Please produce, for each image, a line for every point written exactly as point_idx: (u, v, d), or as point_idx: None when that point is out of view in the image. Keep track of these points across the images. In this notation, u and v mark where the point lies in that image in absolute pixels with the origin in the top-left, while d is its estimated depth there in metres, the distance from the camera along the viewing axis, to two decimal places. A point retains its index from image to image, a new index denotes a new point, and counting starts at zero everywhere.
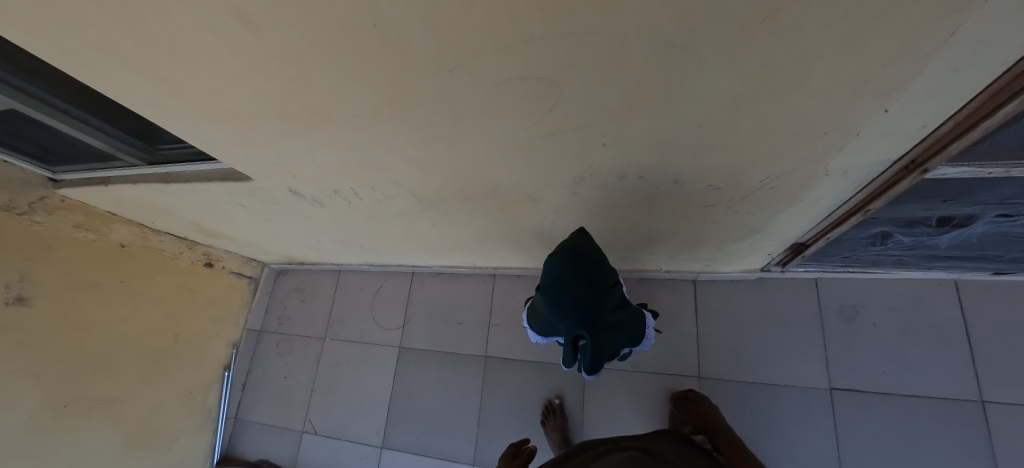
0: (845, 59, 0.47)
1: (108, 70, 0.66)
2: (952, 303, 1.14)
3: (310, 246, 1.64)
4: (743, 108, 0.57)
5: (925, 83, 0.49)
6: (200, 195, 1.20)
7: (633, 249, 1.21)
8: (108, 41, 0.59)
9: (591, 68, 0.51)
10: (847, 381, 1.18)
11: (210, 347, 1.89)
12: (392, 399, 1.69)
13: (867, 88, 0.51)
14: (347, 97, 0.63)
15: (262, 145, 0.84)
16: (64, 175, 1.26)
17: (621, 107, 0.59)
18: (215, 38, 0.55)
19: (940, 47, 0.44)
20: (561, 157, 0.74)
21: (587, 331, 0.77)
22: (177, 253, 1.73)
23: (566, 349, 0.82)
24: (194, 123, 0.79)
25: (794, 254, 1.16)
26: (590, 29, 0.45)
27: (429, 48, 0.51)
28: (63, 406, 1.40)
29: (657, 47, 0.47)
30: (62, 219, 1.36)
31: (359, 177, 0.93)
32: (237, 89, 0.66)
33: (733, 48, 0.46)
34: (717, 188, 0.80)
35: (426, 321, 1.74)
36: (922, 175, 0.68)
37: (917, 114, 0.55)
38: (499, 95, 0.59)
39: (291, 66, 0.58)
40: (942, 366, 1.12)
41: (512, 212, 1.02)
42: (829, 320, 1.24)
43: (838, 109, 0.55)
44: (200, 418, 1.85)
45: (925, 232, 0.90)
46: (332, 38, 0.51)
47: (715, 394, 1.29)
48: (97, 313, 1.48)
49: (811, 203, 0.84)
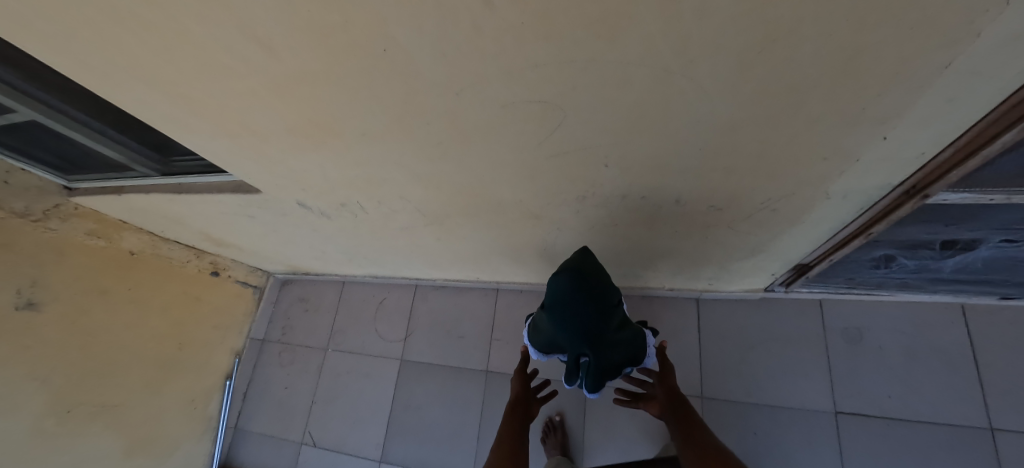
0: (842, 89, 0.48)
1: (128, 86, 0.68)
2: (959, 328, 1.13)
3: (315, 257, 1.65)
4: (742, 134, 0.58)
5: (921, 112, 0.50)
6: (209, 206, 1.22)
7: (635, 266, 1.21)
8: (131, 60, 0.61)
9: (593, 94, 0.53)
10: (852, 405, 1.17)
11: (213, 355, 1.89)
12: (393, 411, 1.68)
13: (865, 116, 0.52)
14: (358, 115, 0.65)
15: (272, 160, 0.86)
16: (78, 184, 1.29)
17: (622, 130, 0.60)
18: (234, 59, 0.57)
19: (935, 78, 0.45)
20: (564, 176, 0.75)
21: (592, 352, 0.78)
22: (184, 262, 1.75)
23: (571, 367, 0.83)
24: (208, 137, 0.81)
25: (798, 275, 1.15)
26: (594, 57, 0.47)
27: (437, 72, 0.53)
28: (66, 411, 1.40)
29: (657, 75, 0.49)
30: (74, 226, 1.38)
31: (366, 191, 0.95)
32: (252, 107, 0.68)
33: (730, 78, 0.48)
34: (720, 209, 0.81)
35: (427, 334, 1.74)
36: (923, 200, 0.68)
37: (917, 140, 0.56)
38: (504, 117, 0.60)
39: (304, 86, 0.60)
40: (949, 391, 1.10)
41: (516, 229, 1.03)
42: (833, 341, 1.23)
43: (837, 136, 0.56)
44: (200, 427, 1.85)
45: (929, 255, 0.90)
46: (346, 60, 0.53)
47: (718, 415, 1.28)
48: (104, 318, 1.50)
49: (813, 226, 0.84)
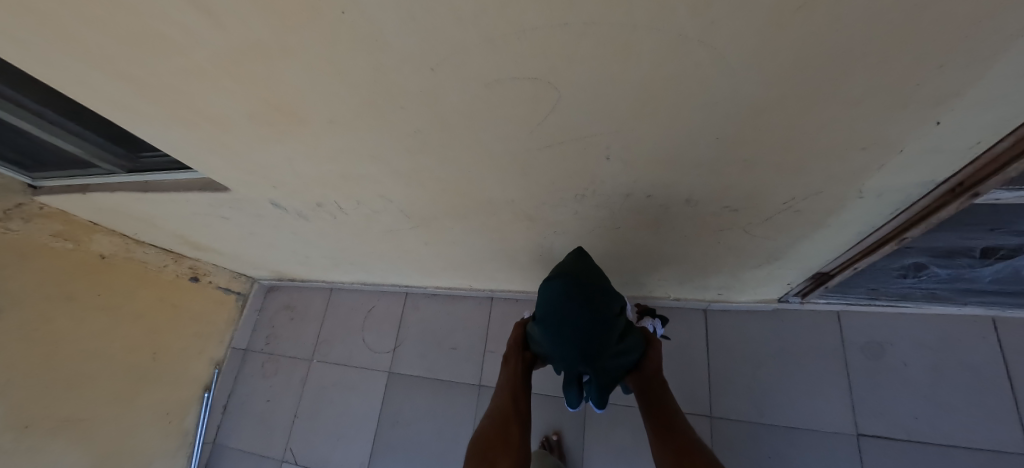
0: (894, 59, 0.40)
1: (64, 65, 0.60)
2: (990, 343, 1.03)
3: (299, 262, 1.56)
4: (767, 118, 0.49)
5: (987, 90, 0.42)
6: (180, 206, 1.14)
7: (638, 274, 1.12)
8: (59, 33, 0.53)
9: (592, 68, 0.45)
10: (875, 427, 1.06)
11: (191, 365, 1.79)
12: (379, 428, 1.58)
13: (917, 95, 0.44)
14: (321, 98, 0.57)
15: (236, 152, 0.78)
16: (43, 181, 1.20)
17: (626, 115, 0.52)
18: (171, 28, 0.49)
19: (1012, 44, 0.37)
20: (560, 172, 0.67)
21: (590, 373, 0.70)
22: (162, 266, 1.66)
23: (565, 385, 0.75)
24: (162, 126, 0.73)
25: (816, 285, 1.06)
26: (592, 19, 0.39)
27: (405, 42, 0.45)
28: (24, 427, 1.30)
29: (669, 42, 0.40)
30: (39, 227, 1.30)
31: (343, 190, 0.86)
32: (204, 89, 0.60)
33: (757, 46, 0.40)
34: (735, 210, 0.72)
35: (417, 344, 1.64)
36: (971, 200, 0.60)
37: (973, 127, 0.48)
38: (489, 98, 0.52)
39: (256, 62, 0.52)
40: (983, 413, 0.99)
41: (508, 232, 0.94)
42: (853, 357, 1.13)
43: (880, 121, 0.48)
44: (176, 442, 1.74)
45: (965, 264, 0.81)
46: (298, 27, 0.45)
47: (727, 435, 1.18)
48: (69, 327, 1.40)
49: (838, 229, 0.76)
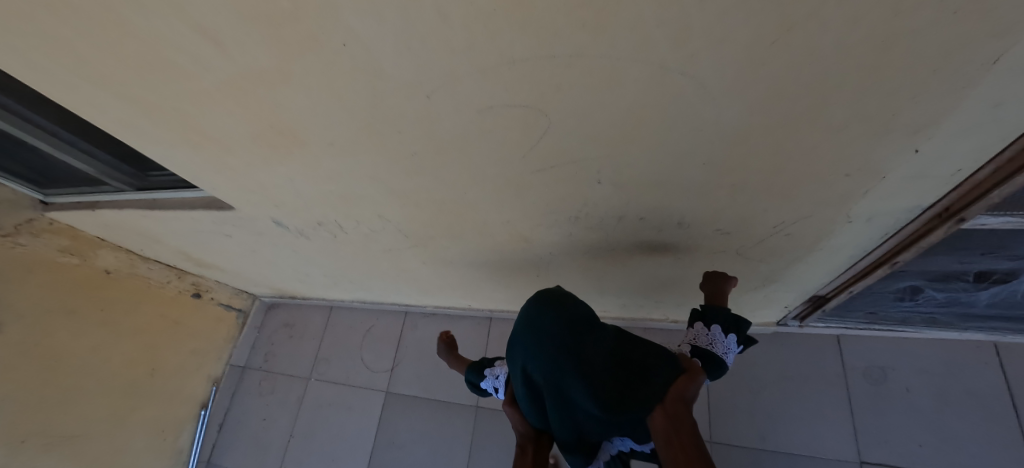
0: (868, 89, 0.41)
1: (79, 89, 0.63)
2: (994, 369, 1.01)
3: (300, 280, 1.57)
4: (750, 144, 0.51)
5: (961, 119, 0.43)
6: (184, 224, 1.16)
7: (636, 296, 1.13)
8: (78, 60, 0.56)
9: (581, 95, 0.47)
10: (880, 455, 1.03)
11: (188, 381, 1.78)
12: (375, 449, 1.55)
13: (894, 124, 0.45)
14: (322, 121, 0.59)
15: (240, 173, 0.80)
16: (53, 198, 1.25)
17: (614, 140, 0.54)
18: (182, 56, 0.51)
19: (980, 76, 0.38)
20: (553, 194, 0.68)
21: (570, 379, 0.58)
22: (164, 282, 1.69)
23: (561, 423, 0.60)
24: (170, 147, 0.76)
25: (813, 308, 1.06)
26: (577, 51, 0.41)
27: (403, 70, 0.47)
28: (18, 442, 1.29)
29: (652, 72, 0.42)
30: (46, 242, 1.33)
31: (344, 210, 0.88)
32: (212, 112, 0.62)
33: (736, 76, 0.41)
34: (727, 233, 0.73)
35: (415, 364, 1.63)
36: (958, 224, 0.61)
37: (952, 154, 0.49)
38: (482, 123, 0.54)
39: (261, 87, 0.54)
40: (990, 442, 0.95)
41: (504, 252, 0.95)
42: (855, 382, 1.12)
43: (860, 148, 0.50)
44: (168, 460, 1.71)
45: (961, 288, 0.81)
46: (300, 57, 0.48)
47: (729, 462, 1.15)
48: (69, 341, 1.41)
49: (831, 253, 0.76)
